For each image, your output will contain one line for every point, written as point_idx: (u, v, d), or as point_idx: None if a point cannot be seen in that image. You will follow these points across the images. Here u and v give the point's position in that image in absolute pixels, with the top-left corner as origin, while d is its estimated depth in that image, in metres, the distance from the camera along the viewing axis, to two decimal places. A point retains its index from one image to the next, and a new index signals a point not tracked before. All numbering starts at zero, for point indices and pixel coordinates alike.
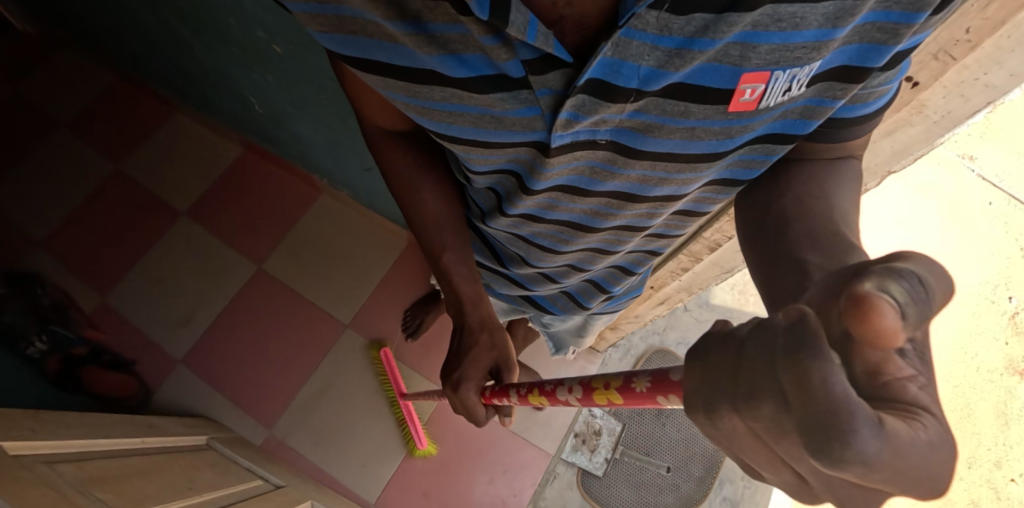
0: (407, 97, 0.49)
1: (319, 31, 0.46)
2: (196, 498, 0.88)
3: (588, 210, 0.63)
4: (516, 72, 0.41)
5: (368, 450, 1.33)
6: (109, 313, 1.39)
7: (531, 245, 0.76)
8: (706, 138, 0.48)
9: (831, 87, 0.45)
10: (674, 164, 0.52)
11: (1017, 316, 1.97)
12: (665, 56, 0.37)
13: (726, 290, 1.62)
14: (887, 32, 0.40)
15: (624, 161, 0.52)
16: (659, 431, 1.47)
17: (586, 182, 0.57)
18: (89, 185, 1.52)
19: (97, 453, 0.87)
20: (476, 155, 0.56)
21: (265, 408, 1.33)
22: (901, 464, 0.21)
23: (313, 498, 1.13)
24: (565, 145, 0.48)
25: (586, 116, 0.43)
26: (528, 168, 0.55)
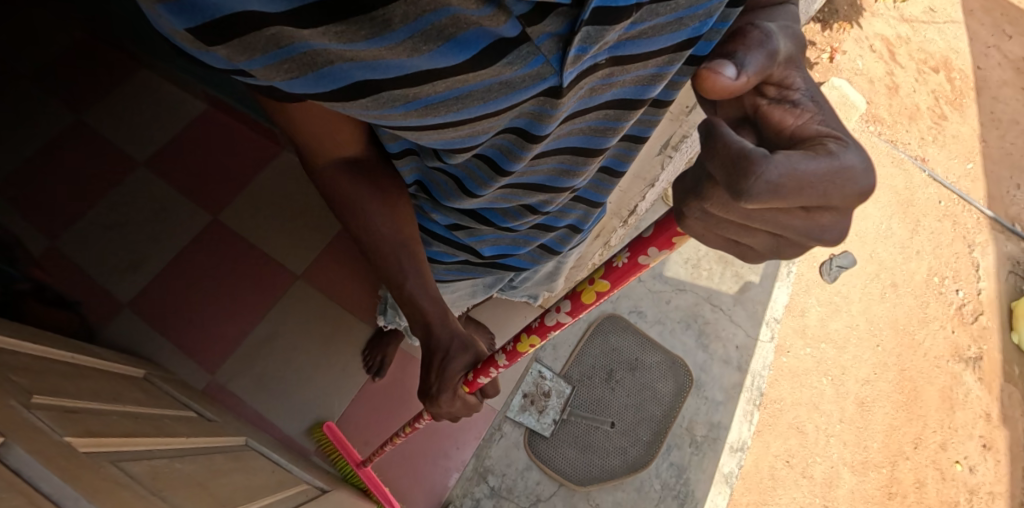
0: (404, 102, 0.44)
1: (285, 78, 0.40)
2: (119, 406, 0.89)
3: (587, 130, 0.58)
4: (512, 31, 0.37)
5: (312, 400, 1.37)
6: (58, 257, 1.40)
7: (533, 193, 0.70)
8: (690, 24, 0.46)
9: None
10: (661, 56, 0.49)
11: (962, 307, 2.05)
12: None
13: (681, 265, 1.71)
14: None
15: (623, 70, 0.48)
16: (608, 393, 1.50)
17: (586, 106, 0.52)
18: (47, 131, 1.53)
19: (24, 351, 0.87)
20: (477, 131, 0.50)
21: (208, 354, 1.38)
22: (801, 178, 0.33)
23: (247, 437, 1.13)
24: (573, 82, 0.44)
25: (593, 45, 0.40)
26: (532, 119, 0.50)
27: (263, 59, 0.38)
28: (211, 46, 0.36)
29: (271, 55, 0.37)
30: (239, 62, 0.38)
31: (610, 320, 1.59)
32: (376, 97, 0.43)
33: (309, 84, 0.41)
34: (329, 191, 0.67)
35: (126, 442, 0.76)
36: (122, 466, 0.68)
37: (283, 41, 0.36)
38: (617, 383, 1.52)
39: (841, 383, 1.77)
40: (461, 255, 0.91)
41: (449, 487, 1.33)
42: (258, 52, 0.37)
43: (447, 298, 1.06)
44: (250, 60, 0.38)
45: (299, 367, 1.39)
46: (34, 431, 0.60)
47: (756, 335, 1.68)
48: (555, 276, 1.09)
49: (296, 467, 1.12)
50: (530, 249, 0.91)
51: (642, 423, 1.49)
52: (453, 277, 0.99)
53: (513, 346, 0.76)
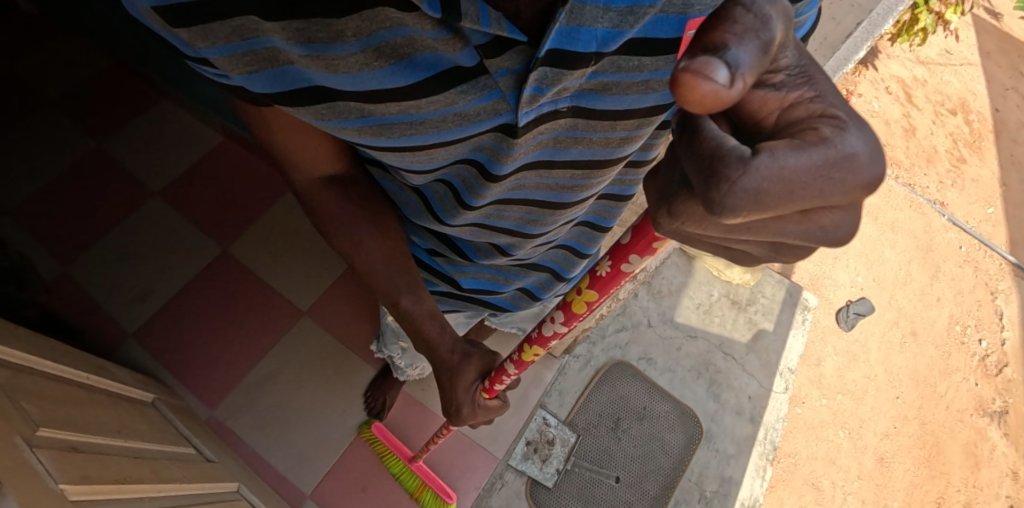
0: (359, 114, 0.40)
1: (242, 74, 0.37)
2: (120, 441, 0.87)
3: (553, 185, 0.53)
4: (469, 61, 0.35)
5: (310, 440, 1.34)
6: (70, 283, 1.41)
7: (497, 234, 0.65)
8: (656, 91, 0.42)
9: None
10: (632, 120, 0.45)
11: (987, 359, 1.98)
12: (619, 16, 0.33)
13: (692, 310, 1.68)
14: None
15: (587, 125, 0.44)
16: (614, 443, 1.45)
17: (550, 154, 0.48)
18: (67, 158, 1.55)
19: (38, 372, 0.87)
20: (433, 156, 0.46)
21: (210, 388, 1.36)
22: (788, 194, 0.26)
23: (240, 482, 1.10)
24: (529, 124, 0.40)
25: (550, 88, 0.36)
26: (491, 155, 0.45)
27: (222, 50, 0.34)
28: (173, 27, 0.33)
29: (231, 46, 0.34)
30: (199, 49, 0.34)
31: (619, 367, 1.55)
32: (335, 105, 0.40)
33: (265, 83, 0.38)
34: (310, 209, 0.66)
35: (120, 490, 0.74)
36: None
37: (246, 34, 0.33)
38: (623, 432, 1.47)
39: (858, 436, 1.71)
40: (442, 286, 0.87)
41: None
42: (221, 42, 0.34)
43: None
44: (209, 49, 0.34)
45: (299, 405, 1.37)
46: (28, 479, 0.59)
47: (769, 386, 1.63)
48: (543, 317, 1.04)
49: None
50: (510, 290, 0.88)
51: (649, 477, 1.43)
52: None
53: (519, 355, 0.76)
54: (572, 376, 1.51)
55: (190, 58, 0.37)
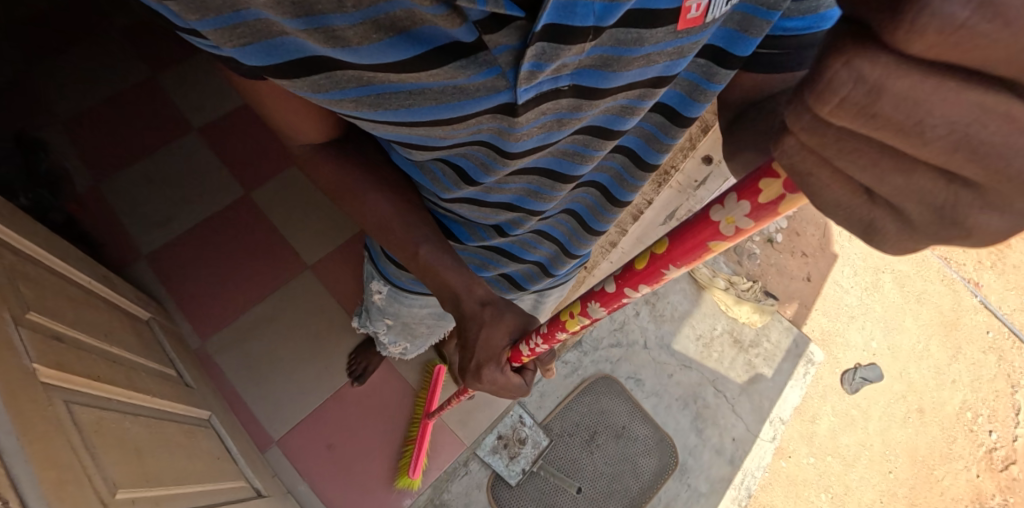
0: (351, 93, 0.39)
1: (235, 48, 0.35)
2: (104, 345, 0.90)
3: (559, 152, 0.52)
4: (467, 37, 0.33)
5: (288, 391, 1.36)
6: (98, 198, 1.48)
7: (500, 209, 0.65)
8: (660, 62, 0.40)
9: None
10: (642, 92, 0.44)
11: (993, 452, 1.88)
12: None
13: (692, 340, 1.65)
14: None
15: (594, 104, 0.43)
16: (585, 456, 1.43)
17: (555, 131, 0.47)
18: (120, 82, 1.62)
19: (42, 265, 0.90)
20: (437, 134, 0.45)
21: (205, 322, 1.40)
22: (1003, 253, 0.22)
23: (213, 413, 1.12)
24: (530, 102, 0.39)
25: (550, 65, 0.35)
26: (495, 133, 0.44)
27: (213, 22, 0.32)
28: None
29: (221, 20, 0.32)
30: (189, 22, 0.32)
31: (606, 380, 1.53)
32: (330, 77, 0.38)
33: (260, 56, 0.35)
34: (314, 176, 0.62)
35: (93, 387, 0.78)
36: (71, 409, 0.69)
37: (235, 6, 0.31)
38: (596, 447, 1.45)
39: (840, 502, 1.64)
40: None
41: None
42: (210, 14, 0.31)
43: (415, 309, 1.00)
44: (200, 22, 0.32)
45: (286, 355, 1.40)
46: (5, 352, 0.63)
47: (756, 432, 1.58)
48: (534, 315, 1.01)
49: (246, 460, 1.10)
50: (496, 278, 0.87)
51: (612, 495, 1.41)
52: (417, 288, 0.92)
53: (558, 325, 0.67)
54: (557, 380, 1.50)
55: (179, 24, 0.34)
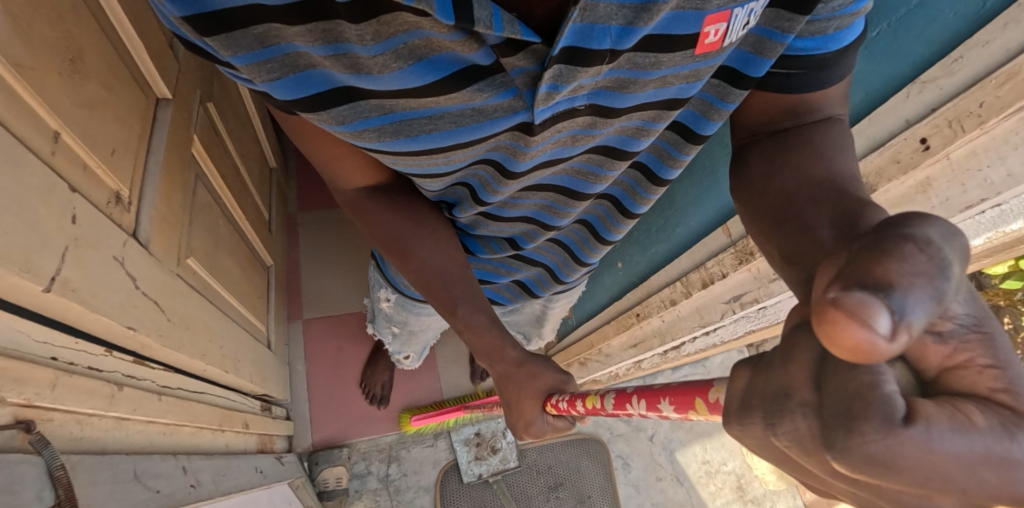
0: (371, 121, 0.45)
1: (268, 81, 0.40)
2: (237, 160, 1.06)
3: (573, 170, 0.59)
4: (484, 60, 0.37)
5: (334, 287, 1.48)
6: None
7: (517, 220, 0.72)
8: (676, 84, 0.44)
9: (779, 15, 0.41)
10: (657, 112, 0.49)
11: None
12: (633, 12, 0.33)
13: (697, 462, 1.50)
14: None
15: (608, 122, 0.48)
16: (541, 500, 1.38)
17: (567, 150, 0.52)
18: None
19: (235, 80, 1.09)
20: (455, 156, 0.51)
21: (309, 197, 1.58)
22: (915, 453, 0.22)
23: (274, 265, 1.26)
24: (546, 123, 0.43)
25: (568, 86, 0.38)
26: (508, 154, 0.50)
27: (246, 58, 0.38)
28: (204, 37, 0.36)
29: (257, 53, 0.37)
30: (228, 57, 0.38)
31: (596, 443, 1.48)
32: (354, 107, 0.43)
33: (289, 89, 0.41)
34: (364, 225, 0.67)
35: (217, 182, 0.93)
36: (197, 186, 0.84)
37: (268, 41, 0.37)
38: (557, 498, 1.39)
39: None
40: None
41: (359, 437, 1.34)
42: (244, 50, 0.37)
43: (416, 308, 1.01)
44: (235, 56, 0.38)
45: (350, 258, 1.52)
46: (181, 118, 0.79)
47: None
48: (544, 320, 1.10)
49: (275, 315, 1.22)
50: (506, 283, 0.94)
51: None
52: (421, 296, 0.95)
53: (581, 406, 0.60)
54: None
55: (217, 62, 0.40)
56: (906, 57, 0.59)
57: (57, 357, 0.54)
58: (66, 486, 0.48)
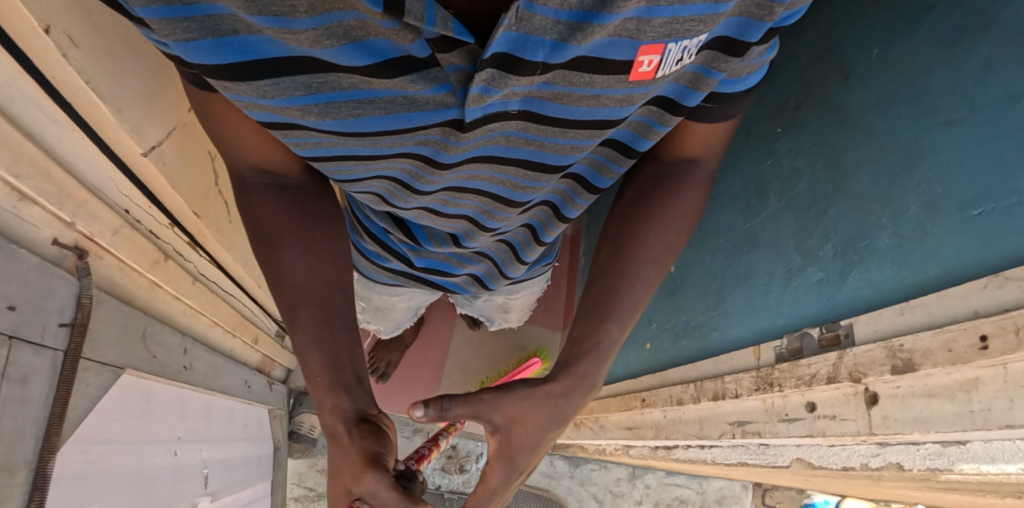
0: (297, 98, 0.45)
1: (181, 40, 0.39)
2: None
3: (506, 180, 0.62)
4: (422, 52, 0.40)
5: None
6: None
7: (453, 220, 0.72)
8: (609, 105, 0.52)
9: (716, 57, 0.49)
10: (587, 131, 0.55)
11: None
12: (568, 29, 0.39)
13: None
14: (763, 8, 0.45)
15: (539, 129, 0.53)
16: None
17: (503, 152, 0.56)
18: None
19: None
20: (381, 143, 0.52)
21: None
22: None
23: None
24: (478, 121, 0.47)
25: (499, 90, 0.43)
26: (438, 148, 0.53)
27: (159, 11, 0.36)
28: None
29: (173, 8, 0.36)
30: (136, 8, 0.36)
31: None
32: (279, 81, 0.43)
33: (206, 51, 0.40)
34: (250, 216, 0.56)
35: None
36: None
37: None
38: None
39: None
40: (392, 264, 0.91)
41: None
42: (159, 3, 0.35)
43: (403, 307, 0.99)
44: (146, 7, 0.36)
45: None
46: None
47: None
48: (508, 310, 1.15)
49: None
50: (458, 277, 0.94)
51: None
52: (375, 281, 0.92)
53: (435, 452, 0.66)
54: None
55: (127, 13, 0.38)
56: (1005, 247, 0.53)
57: (128, 213, 0.65)
58: (84, 312, 0.55)
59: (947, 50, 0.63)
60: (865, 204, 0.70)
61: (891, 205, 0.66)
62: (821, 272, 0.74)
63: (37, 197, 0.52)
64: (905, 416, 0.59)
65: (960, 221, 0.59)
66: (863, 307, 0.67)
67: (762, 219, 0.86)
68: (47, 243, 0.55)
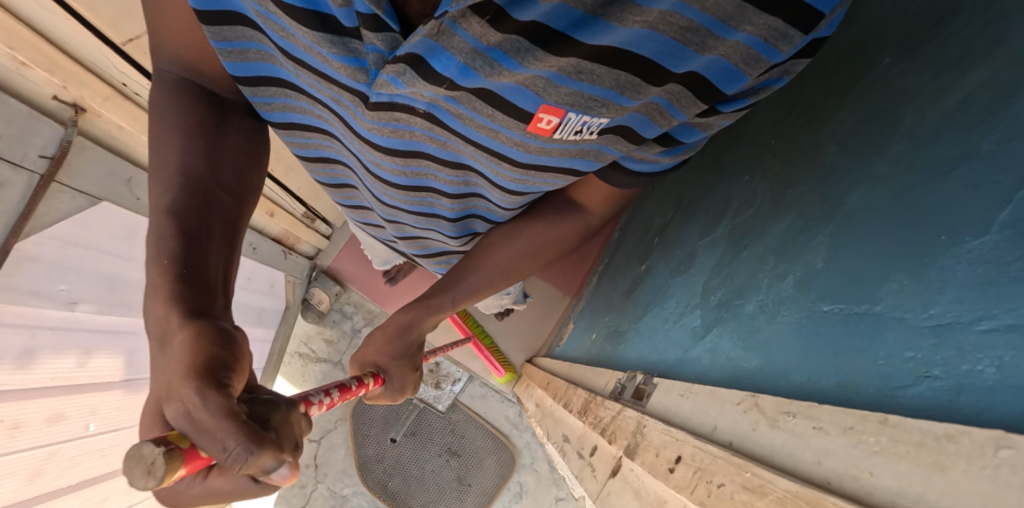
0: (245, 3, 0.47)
1: None
2: None
3: (411, 175, 0.68)
4: (348, 21, 0.43)
5: None
6: None
7: (372, 195, 0.82)
8: (506, 141, 0.56)
9: (615, 141, 0.57)
10: (486, 154, 0.60)
11: None
12: (479, 60, 0.44)
13: None
14: (662, 116, 0.54)
15: (443, 131, 0.57)
16: (430, 451, 1.42)
17: (405, 143, 0.60)
18: None
19: None
20: (304, 82, 0.55)
21: None
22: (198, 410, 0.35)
23: None
24: (382, 104, 0.51)
25: (406, 86, 0.47)
26: (349, 112, 0.57)
27: None
28: None
29: None
30: None
31: (507, 462, 1.43)
32: None
33: None
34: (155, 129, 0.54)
35: None
36: None
37: None
38: (444, 460, 1.42)
39: None
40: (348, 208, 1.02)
41: (358, 289, 1.51)
42: None
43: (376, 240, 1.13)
44: None
45: None
46: None
47: None
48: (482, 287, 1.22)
49: None
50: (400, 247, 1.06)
51: (404, 481, 1.41)
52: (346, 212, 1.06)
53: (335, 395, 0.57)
54: (498, 407, 1.46)
55: None
56: (814, 368, 0.38)
57: (126, 86, 0.83)
58: (61, 151, 0.72)
59: (942, 74, 0.44)
60: (764, 257, 0.54)
61: (780, 266, 0.50)
62: (700, 319, 0.61)
63: (34, 64, 0.68)
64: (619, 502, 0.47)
65: (806, 315, 0.42)
66: (695, 373, 0.54)
67: (706, 241, 0.72)
68: (48, 98, 0.72)
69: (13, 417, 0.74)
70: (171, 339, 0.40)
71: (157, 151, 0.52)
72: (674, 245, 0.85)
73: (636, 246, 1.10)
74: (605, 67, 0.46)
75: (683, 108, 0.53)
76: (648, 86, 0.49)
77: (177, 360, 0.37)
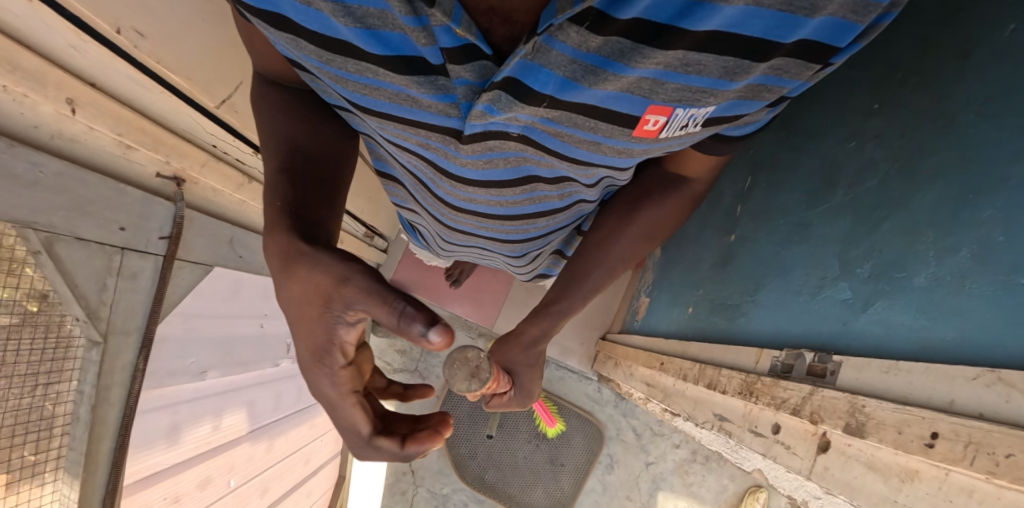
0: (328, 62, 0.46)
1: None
2: None
3: (500, 197, 0.67)
4: (434, 59, 0.41)
5: None
6: None
7: (459, 223, 0.82)
8: (606, 150, 0.53)
9: (722, 125, 0.53)
10: (581, 166, 0.57)
11: None
12: (582, 71, 0.41)
13: None
14: (767, 90, 0.49)
15: (536, 151, 0.54)
16: (519, 437, 1.53)
17: (506, 169, 0.58)
18: None
19: None
20: (390, 132, 0.55)
21: None
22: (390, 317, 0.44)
23: None
24: (476, 135, 0.48)
25: (502, 113, 0.43)
26: (441, 154, 0.55)
27: None
28: None
29: None
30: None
31: (595, 434, 1.53)
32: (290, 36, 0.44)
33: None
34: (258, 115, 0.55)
35: None
36: None
37: None
38: (535, 444, 1.53)
39: None
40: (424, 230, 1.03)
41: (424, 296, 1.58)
42: None
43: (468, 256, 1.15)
44: None
45: None
46: None
47: None
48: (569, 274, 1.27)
49: None
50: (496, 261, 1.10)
51: (498, 469, 1.52)
52: (427, 239, 1.09)
53: None
54: (578, 386, 1.57)
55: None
56: None
57: (216, 146, 0.79)
58: (177, 227, 0.72)
59: None
60: (917, 230, 0.57)
61: (946, 239, 0.54)
62: (850, 290, 0.64)
63: (140, 145, 0.66)
64: (842, 475, 0.53)
65: (1003, 286, 0.46)
66: (869, 345, 0.59)
67: (822, 211, 0.75)
68: (152, 175, 0.70)
69: (173, 491, 0.79)
70: (296, 266, 0.46)
71: (269, 124, 0.54)
72: (771, 212, 0.88)
73: (711, 213, 1.13)
74: (713, 54, 0.42)
75: (795, 75, 0.47)
76: (760, 64, 0.44)
77: (312, 278, 0.45)
